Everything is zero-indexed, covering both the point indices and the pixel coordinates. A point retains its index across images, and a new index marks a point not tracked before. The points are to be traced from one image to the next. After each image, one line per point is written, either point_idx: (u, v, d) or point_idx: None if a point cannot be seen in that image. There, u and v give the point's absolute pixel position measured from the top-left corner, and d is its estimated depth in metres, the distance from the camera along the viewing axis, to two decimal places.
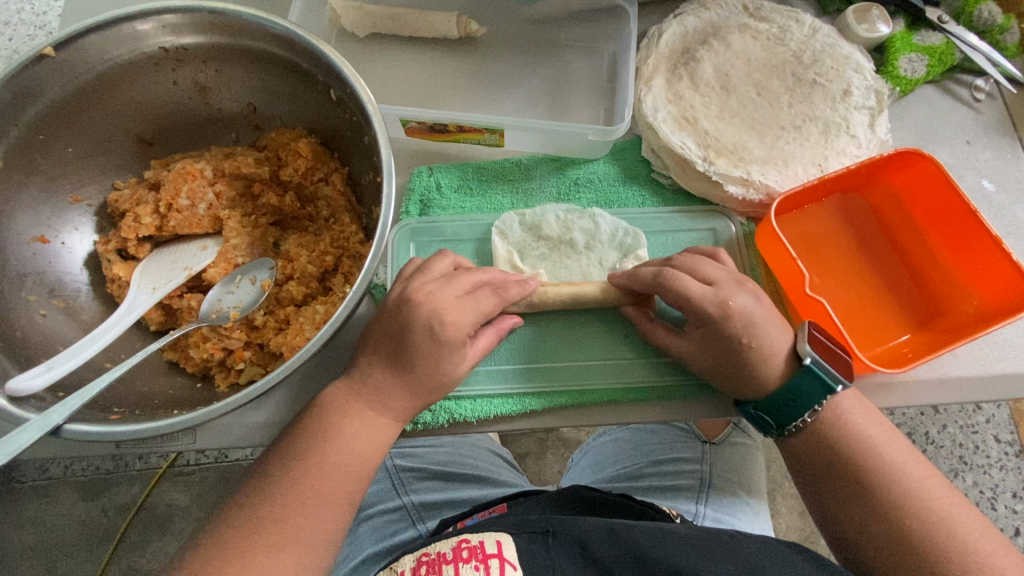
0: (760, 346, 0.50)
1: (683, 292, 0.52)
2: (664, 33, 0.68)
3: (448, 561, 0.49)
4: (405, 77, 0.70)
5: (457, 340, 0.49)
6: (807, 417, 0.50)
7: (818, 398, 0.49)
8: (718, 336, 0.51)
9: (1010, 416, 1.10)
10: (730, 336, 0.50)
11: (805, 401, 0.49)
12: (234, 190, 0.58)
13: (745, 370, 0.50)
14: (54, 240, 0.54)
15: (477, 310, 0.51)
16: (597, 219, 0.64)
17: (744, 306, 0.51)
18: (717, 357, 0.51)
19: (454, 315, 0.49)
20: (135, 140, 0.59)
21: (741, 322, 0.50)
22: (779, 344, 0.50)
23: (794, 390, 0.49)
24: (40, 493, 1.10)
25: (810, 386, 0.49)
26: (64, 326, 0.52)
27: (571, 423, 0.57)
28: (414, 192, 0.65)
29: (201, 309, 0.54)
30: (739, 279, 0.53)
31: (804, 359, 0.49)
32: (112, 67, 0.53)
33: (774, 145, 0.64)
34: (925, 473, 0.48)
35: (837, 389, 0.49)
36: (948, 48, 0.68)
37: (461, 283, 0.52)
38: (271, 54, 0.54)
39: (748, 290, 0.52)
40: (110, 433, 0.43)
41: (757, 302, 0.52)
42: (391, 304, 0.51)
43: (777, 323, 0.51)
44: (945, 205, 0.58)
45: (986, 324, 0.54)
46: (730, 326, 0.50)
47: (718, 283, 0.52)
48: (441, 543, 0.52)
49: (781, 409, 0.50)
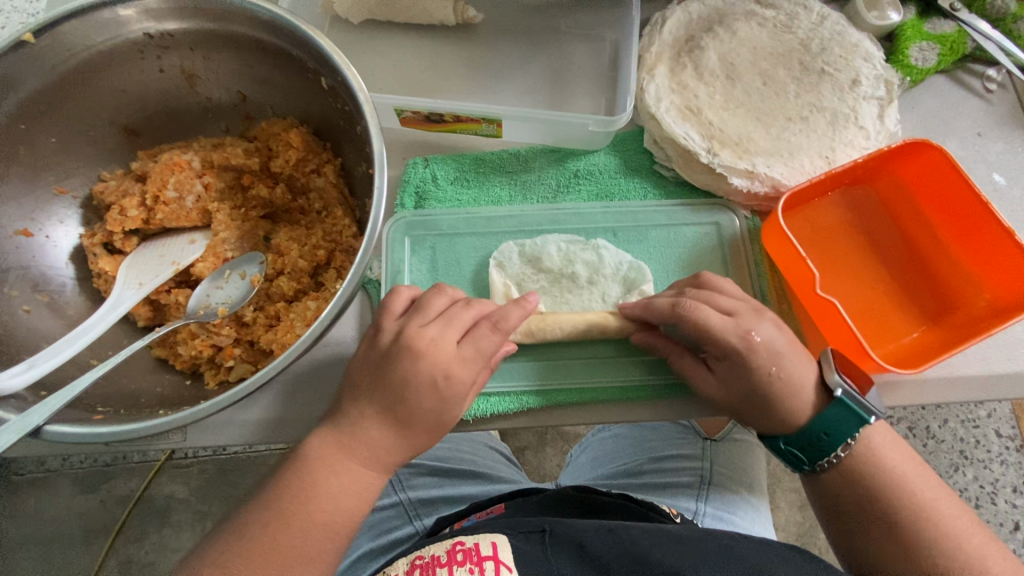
0: (784, 380, 0.48)
1: (703, 323, 0.49)
2: (667, 20, 0.66)
3: (441, 564, 0.48)
4: (401, 65, 0.68)
5: (461, 391, 0.47)
6: (840, 451, 0.48)
7: (851, 430, 0.48)
8: (741, 370, 0.49)
9: (1011, 411, 1.09)
10: (755, 371, 0.48)
11: (838, 436, 0.47)
12: (223, 182, 0.56)
13: (770, 406, 0.48)
14: (38, 234, 0.53)
15: (482, 357, 0.48)
16: (600, 251, 0.61)
17: (767, 339, 0.48)
18: (738, 391, 0.49)
19: (457, 367, 0.46)
20: (121, 130, 0.57)
21: (766, 356, 0.48)
22: (805, 377, 0.48)
23: (826, 424, 0.47)
24: (38, 485, 1.10)
25: (842, 418, 0.47)
26: (48, 322, 0.51)
27: (570, 422, 0.56)
28: (409, 184, 0.64)
29: (189, 304, 0.52)
30: (757, 309, 0.51)
31: (834, 390, 0.48)
32: (94, 54, 0.51)
33: (780, 136, 0.63)
34: (950, 503, 0.47)
35: (870, 420, 0.47)
36: (960, 37, 0.66)
37: (461, 322, 0.49)
38: (258, 40, 0.52)
39: (769, 320, 0.50)
40: (93, 435, 0.41)
41: (779, 334, 0.49)
42: (385, 345, 0.48)
43: (800, 356, 0.49)
44: (955, 197, 0.57)
45: (1000, 319, 0.52)
46: (753, 361, 0.48)
47: (739, 313, 0.50)
48: (435, 547, 0.51)
49: (813, 445, 0.48)
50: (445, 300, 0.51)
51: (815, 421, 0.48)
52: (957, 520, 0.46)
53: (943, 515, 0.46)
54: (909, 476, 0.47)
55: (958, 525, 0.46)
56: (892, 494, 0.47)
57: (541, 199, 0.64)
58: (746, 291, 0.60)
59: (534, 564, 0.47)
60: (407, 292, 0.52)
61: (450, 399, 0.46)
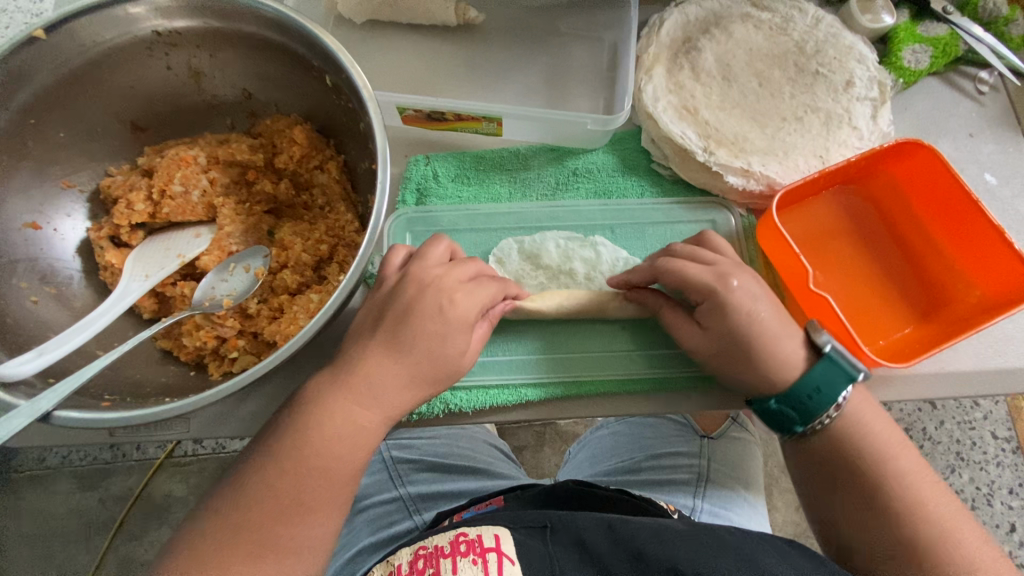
0: (762, 329, 0.49)
1: (681, 272, 0.52)
2: (665, 22, 0.67)
3: (445, 555, 0.49)
4: (403, 65, 0.69)
5: (464, 321, 0.48)
6: (831, 411, 0.49)
7: (841, 388, 0.48)
8: (718, 316, 0.50)
9: (1007, 413, 1.10)
10: (733, 315, 0.49)
11: (828, 393, 0.48)
12: (229, 177, 0.57)
13: (751, 352, 0.49)
14: (46, 226, 0.54)
15: (480, 299, 0.49)
16: (598, 248, 0.62)
17: (745, 287, 0.50)
18: (718, 338, 0.51)
19: (457, 295, 0.48)
20: (128, 126, 0.58)
21: (743, 300, 0.49)
22: (784, 329, 0.50)
23: (816, 381, 0.48)
24: (37, 482, 1.10)
25: (832, 375, 0.48)
26: (56, 313, 0.52)
27: (568, 415, 0.57)
28: (410, 180, 0.65)
29: (194, 296, 0.53)
30: (742, 265, 0.53)
31: (824, 347, 0.49)
32: (103, 51, 0.52)
33: (775, 136, 0.64)
34: (936, 487, 0.47)
35: (859, 376, 0.48)
36: (952, 40, 0.67)
37: (461, 269, 0.51)
38: (264, 38, 0.53)
39: (749, 272, 0.52)
40: (100, 421, 0.42)
41: (759, 287, 0.51)
42: (388, 288, 0.50)
43: (782, 313, 0.51)
44: (947, 196, 0.58)
45: (989, 315, 0.53)
46: (731, 305, 0.49)
47: (719, 265, 0.52)
48: (438, 537, 0.52)
49: (802, 404, 0.49)
50: (443, 248, 0.53)
51: (806, 377, 0.49)
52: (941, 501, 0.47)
53: (927, 498, 0.46)
54: (895, 456, 0.48)
55: (944, 509, 0.46)
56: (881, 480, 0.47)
57: (540, 196, 0.65)
58: None
59: (536, 562, 0.48)
60: (404, 249, 0.54)
61: (451, 328, 0.47)
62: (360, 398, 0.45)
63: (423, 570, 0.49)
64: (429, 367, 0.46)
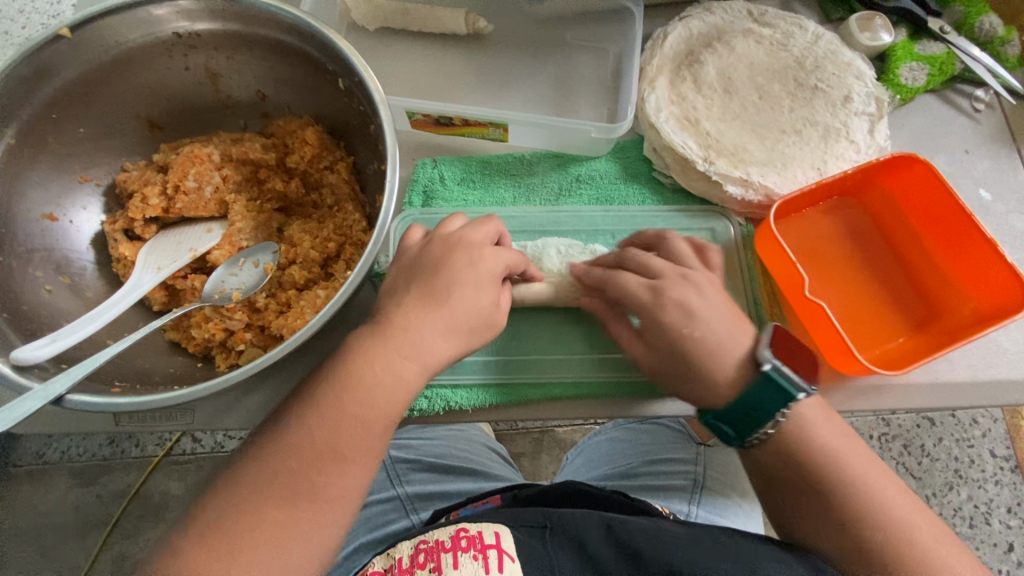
0: (699, 343, 0.49)
1: (623, 286, 0.54)
2: (668, 35, 0.69)
3: (447, 549, 0.50)
4: (413, 72, 0.71)
5: (492, 272, 0.50)
6: (769, 428, 0.48)
7: (779, 407, 0.47)
8: (656, 329, 0.52)
9: (1006, 431, 1.11)
10: (668, 329, 0.51)
11: (761, 411, 0.48)
12: (241, 175, 0.59)
13: (686, 365, 0.50)
14: (63, 218, 0.55)
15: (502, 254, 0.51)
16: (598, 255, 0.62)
17: (681, 299, 0.51)
18: (659, 353, 0.52)
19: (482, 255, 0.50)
20: (146, 123, 0.60)
21: (679, 313, 0.51)
22: (725, 341, 0.50)
23: (750, 398, 0.48)
24: (34, 477, 1.11)
25: (768, 393, 0.48)
26: (69, 302, 0.53)
27: (565, 415, 0.58)
28: (418, 183, 0.67)
29: (204, 289, 0.54)
30: (687, 275, 0.53)
31: (766, 365, 0.48)
32: (126, 50, 0.54)
33: (774, 148, 0.65)
34: (906, 492, 0.48)
35: (798, 397, 0.47)
36: (949, 59, 0.69)
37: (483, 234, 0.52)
38: (281, 42, 0.55)
39: (694, 286, 0.52)
40: (111, 404, 0.43)
41: (698, 301, 0.51)
42: (413, 251, 0.52)
43: (732, 327, 0.50)
44: (941, 209, 0.59)
45: (982, 326, 0.55)
46: (663, 319, 0.51)
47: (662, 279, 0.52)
48: (439, 531, 0.53)
49: (739, 421, 0.49)
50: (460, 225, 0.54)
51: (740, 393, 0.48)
52: (902, 503, 0.47)
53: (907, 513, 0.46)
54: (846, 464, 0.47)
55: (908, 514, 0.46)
56: (848, 498, 0.46)
57: (544, 201, 0.67)
58: (740, 297, 0.61)
59: (538, 564, 0.48)
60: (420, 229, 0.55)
61: (477, 283, 0.48)
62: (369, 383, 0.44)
63: (423, 564, 0.50)
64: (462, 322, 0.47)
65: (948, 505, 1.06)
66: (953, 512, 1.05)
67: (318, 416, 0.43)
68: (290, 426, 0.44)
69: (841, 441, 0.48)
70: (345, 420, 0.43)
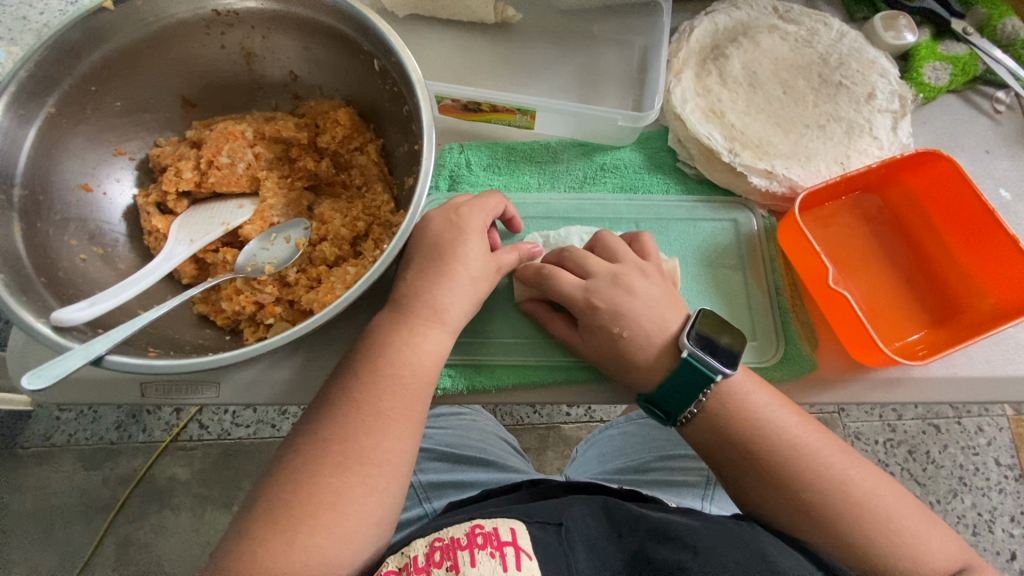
0: (629, 341, 0.53)
1: (557, 285, 0.55)
2: (695, 28, 0.70)
3: (462, 547, 0.45)
4: (442, 58, 0.72)
5: (474, 227, 0.54)
6: (694, 408, 0.52)
7: (702, 387, 0.51)
8: (588, 326, 0.55)
9: (1010, 440, 1.11)
10: (602, 327, 0.54)
11: (688, 392, 0.52)
12: (273, 153, 0.59)
13: (621, 359, 0.53)
14: (97, 189, 0.56)
15: (487, 209, 0.56)
16: None
17: (610, 300, 0.54)
18: (596, 347, 0.55)
19: (469, 210, 0.55)
20: (180, 100, 0.61)
21: (608, 314, 0.54)
22: (651, 334, 0.53)
23: (676, 382, 0.52)
24: (41, 459, 1.11)
25: (689, 379, 0.51)
26: (101, 272, 0.54)
27: (586, 398, 0.59)
28: (445, 167, 0.67)
29: (236, 261, 0.55)
30: (616, 275, 0.55)
31: (682, 352, 0.52)
32: (167, 25, 0.55)
33: (798, 141, 0.66)
34: (902, 493, 0.50)
35: (717, 378, 0.51)
36: (971, 59, 0.70)
37: (484, 204, 0.56)
38: (318, 22, 0.56)
39: (622, 285, 0.55)
40: (147, 366, 0.44)
41: (626, 297, 0.54)
42: (434, 232, 0.54)
43: (656, 317, 0.54)
44: (964, 207, 0.60)
45: (1002, 322, 0.55)
46: (597, 319, 0.54)
47: (594, 278, 0.55)
48: (453, 530, 0.48)
49: (669, 401, 0.52)
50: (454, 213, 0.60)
51: (664, 381, 0.52)
52: (829, 452, 0.51)
53: (908, 512, 0.49)
54: (775, 429, 0.51)
55: (865, 484, 0.49)
56: (846, 499, 0.48)
57: (568, 188, 0.67)
58: (763, 289, 0.62)
59: (556, 561, 0.45)
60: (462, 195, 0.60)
61: (466, 234, 0.54)
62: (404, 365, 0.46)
63: (440, 563, 0.44)
64: (459, 268, 0.52)
65: (952, 512, 1.06)
66: (957, 519, 1.05)
67: (371, 397, 0.47)
68: (342, 405, 0.48)
69: (828, 448, 0.51)
70: (384, 385, 0.48)
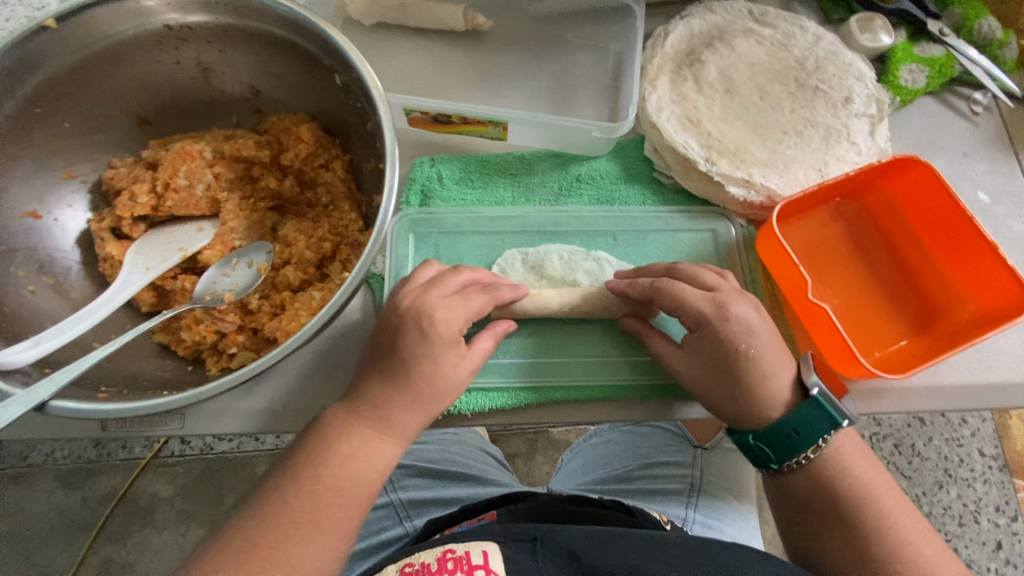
0: (755, 361, 0.49)
1: (680, 296, 0.52)
2: (669, 34, 0.68)
3: (432, 573, 0.47)
4: (411, 68, 0.69)
5: (446, 335, 0.49)
6: (808, 452, 0.49)
7: (823, 429, 0.49)
8: (709, 345, 0.51)
9: (995, 430, 1.11)
10: (727, 343, 0.50)
11: (806, 434, 0.49)
12: (233, 173, 0.57)
13: (745, 380, 0.49)
14: (47, 216, 0.54)
15: (467, 309, 0.52)
16: (602, 261, 0.63)
17: (740, 315, 0.51)
18: (709, 368, 0.51)
19: (442, 306, 0.50)
20: (134, 119, 0.58)
21: (740, 330, 0.50)
22: (778, 356, 0.50)
23: (797, 422, 0.49)
24: (18, 481, 1.08)
25: (815, 417, 0.49)
26: (52, 303, 0.52)
27: (566, 420, 0.57)
28: (415, 182, 0.65)
29: (195, 289, 0.53)
30: (740, 292, 0.53)
31: (811, 390, 0.50)
32: (114, 43, 0.52)
33: (775, 149, 0.65)
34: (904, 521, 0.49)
35: (841, 423, 0.49)
36: (948, 61, 0.69)
37: (466, 303, 0.52)
38: (275, 36, 0.54)
39: (747, 301, 0.53)
40: (97, 411, 0.42)
41: (756, 315, 0.52)
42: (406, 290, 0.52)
43: (776, 342, 0.51)
44: (942, 213, 0.59)
45: (984, 330, 0.55)
46: (725, 334, 0.50)
47: (718, 290, 0.53)
48: (424, 553, 0.50)
49: (782, 441, 0.50)
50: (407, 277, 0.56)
51: (788, 416, 0.49)
52: (866, 475, 0.50)
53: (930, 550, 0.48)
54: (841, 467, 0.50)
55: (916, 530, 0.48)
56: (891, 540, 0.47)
57: (544, 201, 0.66)
58: None
59: None
60: (435, 266, 0.55)
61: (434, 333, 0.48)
62: None
63: None
64: (423, 388, 0.47)
65: (937, 504, 1.07)
66: (942, 511, 1.06)
67: (336, 431, 0.46)
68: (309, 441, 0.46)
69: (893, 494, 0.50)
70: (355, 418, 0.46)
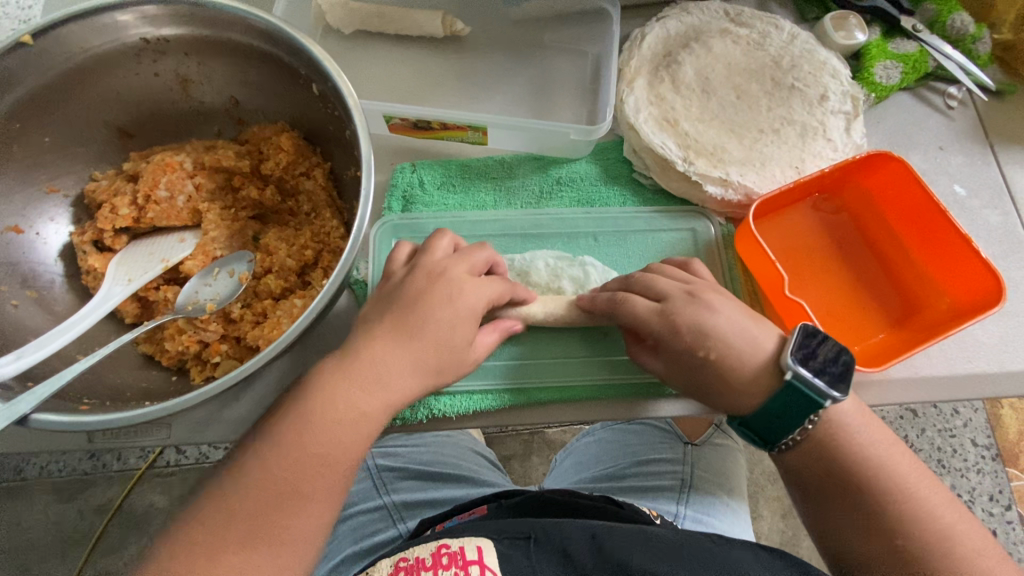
0: (718, 363, 0.50)
1: (631, 312, 0.53)
2: (646, 36, 0.69)
3: (426, 567, 0.48)
4: (391, 75, 0.70)
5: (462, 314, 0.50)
6: (799, 433, 0.49)
7: (808, 412, 0.48)
8: (673, 354, 0.52)
9: (986, 420, 1.12)
10: (686, 352, 0.51)
11: (791, 417, 0.48)
12: (214, 183, 0.58)
13: (713, 384, 0.50)
14: (29, 230, 0.54)
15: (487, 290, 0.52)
16: (587, 267, 0.62)
17: (693, 320, 0.51)
18: (682, 379, 0.52)
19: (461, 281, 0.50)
20: (115, 131, 0.59)
21: (691, 335, 0.51)
22: (743, 353, 0.50)
23: (778, 408, 0.48)
24: (13, 495, 1.08)
25: (795, 403, 0.48)
26: (36, 317, 0.52)
27: (550, 419, 0.57)
28: (397, 188, 0.66)
29: (177, 300, 0.54)
30: (693, 293, 0.53)
31: (787, 374, 0.48)
32: (91, 57, 0.52)
33: (752, 147, 0.66)
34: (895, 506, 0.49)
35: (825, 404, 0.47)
36: (922, 56, 0.70)
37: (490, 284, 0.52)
38: (251, 47, 0.54)
39: (701, 302, 0.52)
40: (78, 423, 0.42)
41: (713, 314, 0.51)
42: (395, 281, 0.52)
43: (740, 335, 0.50)
44: (917, 206, 0.60)
45: (959, 320, 0.55)
46: (679, 345, 0.51)
47: (668, 299, 0.53)
48: (420, 547, 0.50)
49: (768, 426, 0.49)
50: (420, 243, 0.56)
51: (763, 409, 0.49)
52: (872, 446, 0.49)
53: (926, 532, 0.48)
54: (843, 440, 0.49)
55: (934, 502, 0.47)
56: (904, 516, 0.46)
57: (525, 204, 0.66)
58: None
59: None
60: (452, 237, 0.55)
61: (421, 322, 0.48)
62: (360, 407, 0.45)
63: None
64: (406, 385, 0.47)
65: None
66: None
67: None
68: None
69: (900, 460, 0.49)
70: None
